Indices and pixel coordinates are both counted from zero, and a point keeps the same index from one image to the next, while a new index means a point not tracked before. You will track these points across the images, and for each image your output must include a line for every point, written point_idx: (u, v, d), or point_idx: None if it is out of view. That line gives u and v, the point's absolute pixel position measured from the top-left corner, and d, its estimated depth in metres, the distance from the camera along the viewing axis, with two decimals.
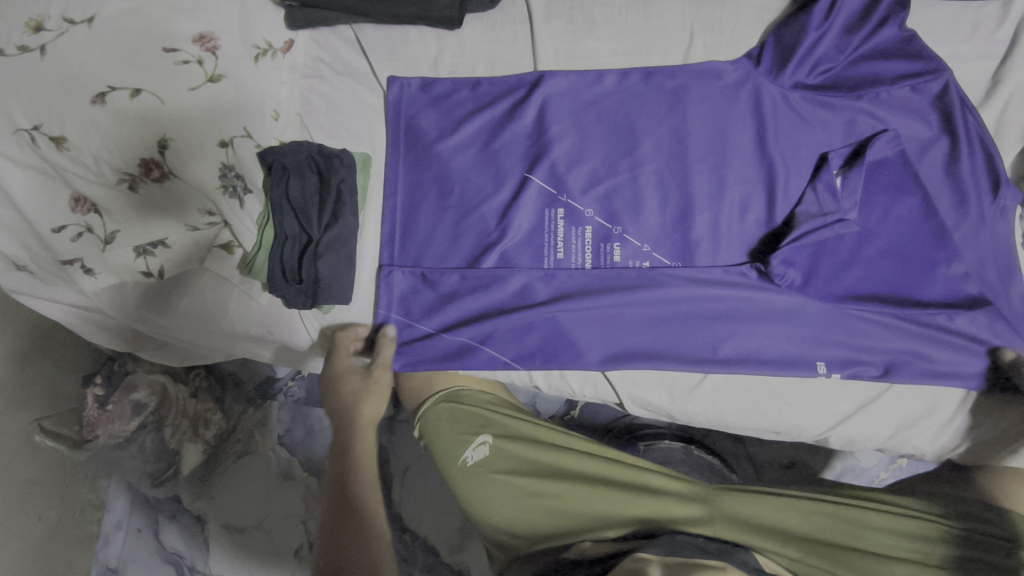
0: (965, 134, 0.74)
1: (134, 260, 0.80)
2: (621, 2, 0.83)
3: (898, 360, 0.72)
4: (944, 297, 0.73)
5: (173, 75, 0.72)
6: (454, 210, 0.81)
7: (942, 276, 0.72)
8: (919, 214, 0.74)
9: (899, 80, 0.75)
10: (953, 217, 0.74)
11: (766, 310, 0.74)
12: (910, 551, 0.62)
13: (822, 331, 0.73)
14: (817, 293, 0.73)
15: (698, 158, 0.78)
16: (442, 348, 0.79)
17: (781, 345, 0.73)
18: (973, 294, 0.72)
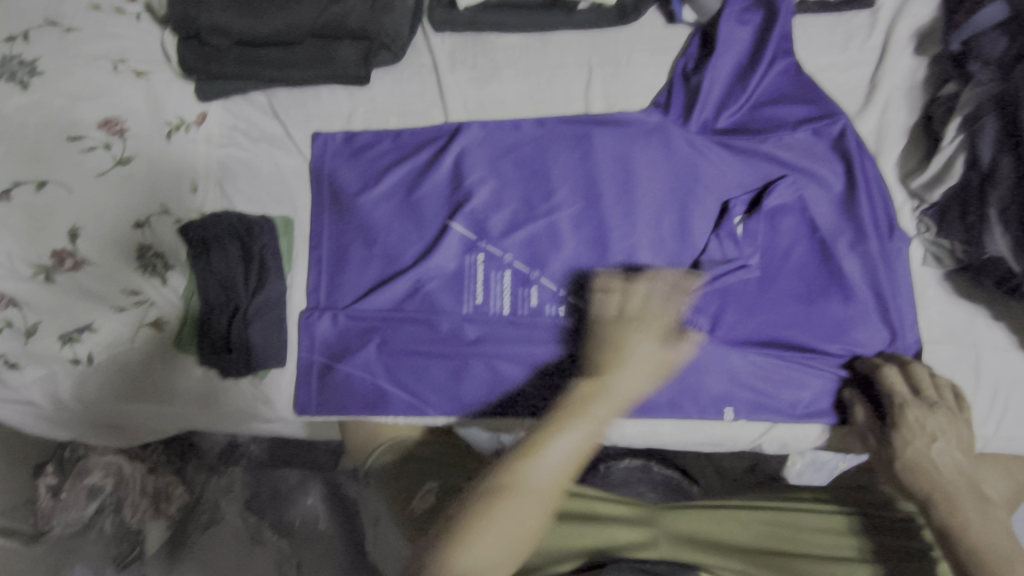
0: (863, 178, 0.74)
1: (60, 349, 0.76)
2: (520, 45, 0.86)
3: (810, 399, 0.72)
4: (845, 337, 0.72)
5: (80, 163, 0.72)
6: (378, 259, 0.82)
7: (846, 322, 0.72)
8: (814, 261, 0.74)
9: (798, 124, 0.76)
10: (851, 258, 0.73)
11: (680, 360, 0.73)
12: (845, 548, 0.66)
13: (734, 375, 0.72)
14: (722, 340, 0.73)
15: (609, 203, 0.79)
16: (364, 394, 0.78)
17: (701, 389, 0.72)
18: (872, 336, 0.72)
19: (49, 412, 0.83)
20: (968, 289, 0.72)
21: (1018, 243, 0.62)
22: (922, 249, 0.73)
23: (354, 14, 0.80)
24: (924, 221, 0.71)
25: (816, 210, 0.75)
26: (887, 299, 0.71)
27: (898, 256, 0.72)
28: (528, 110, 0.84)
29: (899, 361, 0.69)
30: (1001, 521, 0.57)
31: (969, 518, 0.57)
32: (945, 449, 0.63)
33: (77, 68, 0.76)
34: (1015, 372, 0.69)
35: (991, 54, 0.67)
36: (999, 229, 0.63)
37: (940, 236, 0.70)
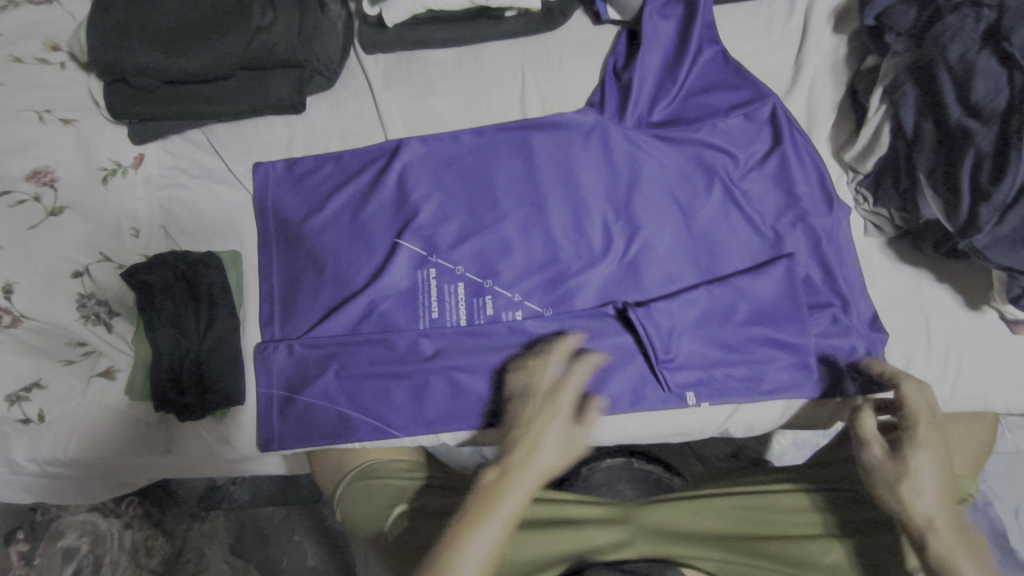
0: (797, 153, 0.74)
1: (8, 410, 0.73)
2: (453, 58, 0.86)
3: (771, 376, 0.71)
4: (793, 305, 0.70)
5: (9, 217, 0.70)
6: (330, 284, 0.81)
7: (792, 291, 0.71)
8: (758, 242, 0.74)
9: (730, 109, 0.77)
10: (791, 232, 0.74)
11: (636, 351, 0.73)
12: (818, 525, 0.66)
13: (685, 355, 0.71)
14: (666, 320, 0.70)
15: (555, 204, 0.79)
16: (327, 420, 0.77)
17: (665, 381, 0.71)
18: (818, 302, 0.72)
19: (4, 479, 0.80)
20: (909, 254, 0.73)
21: (948, 205, 0.62)
22: (863, 219, 0.74)
23: (281, 42, 0.79)
24: (861, 191, 0.73)
25: (753, 193, 0.75)
26: (834, 269, 0.72)
27: (839, 227, 0.73)
28: (465, 120, 0.85)
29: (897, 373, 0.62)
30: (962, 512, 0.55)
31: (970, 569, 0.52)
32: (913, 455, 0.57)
33: (2, 123, 0.74)
34: (964, 329, 0.70)
35: (902, 26, 0.68)
36: (930, 192, 0.64)
37: (877, 206, 0.72)
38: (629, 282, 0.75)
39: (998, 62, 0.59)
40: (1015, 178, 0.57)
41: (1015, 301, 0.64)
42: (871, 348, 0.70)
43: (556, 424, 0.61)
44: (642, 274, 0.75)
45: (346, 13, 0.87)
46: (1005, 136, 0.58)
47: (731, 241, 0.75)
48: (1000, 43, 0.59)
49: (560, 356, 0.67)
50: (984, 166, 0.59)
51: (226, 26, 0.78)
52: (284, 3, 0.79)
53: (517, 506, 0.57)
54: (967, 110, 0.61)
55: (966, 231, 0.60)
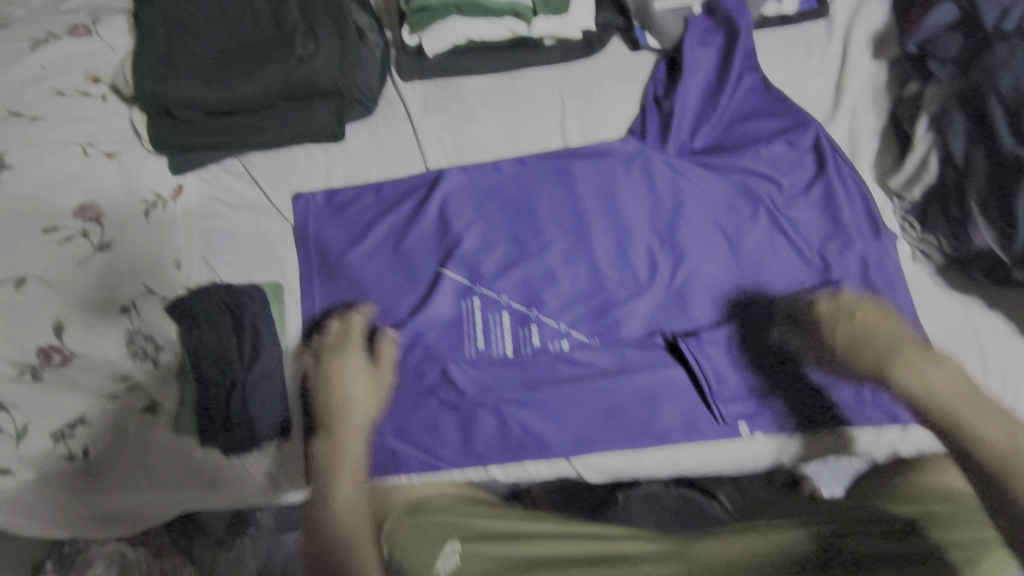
0: (841, 181, 0.75)
1: (53, 447, 0.73)
2: (491, 85, 0.86)
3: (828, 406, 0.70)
4: None
5: (57, 254, 0.70)
6: (374, 313, 0.80)
7: None
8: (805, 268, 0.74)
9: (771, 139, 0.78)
10: (841, 259, 0.73)
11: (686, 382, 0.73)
12: None
13: (738, 388, 0.72)
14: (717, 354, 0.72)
15: (598, 232, 0.79)
16: (373, 456, 0.75)
17: (718, 413, 0.71)
18: None
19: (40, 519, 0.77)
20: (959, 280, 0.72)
21: (1002, 234, 0.63)
22: (911, 247, 0.74)
23: (324, 72, 0.79)
24: (908, 219, 0.73)
25: (799, 220, 0.76)
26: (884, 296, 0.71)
27: (888, 254, 0.72)
28: (505, 148, 0.85)
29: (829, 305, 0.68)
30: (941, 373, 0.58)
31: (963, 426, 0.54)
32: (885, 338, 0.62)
33: (46, 157, 0.74)
34: None
35: (947, 54, 0.69)
36: (983, 220, 0.64)
37: (926, 233, 0.72)
38: (675, 310, 0.76)
39: None
40: None
41: None
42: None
43: (354, 383, 0.70)
44: (689, 303, 0.75)
45: (384, 41, 0.87)
46: None
47: (777, 267, 0.75)
48: None
49: (380, 349, 0.74)
50: None
51: (269, 57, 0.78)
52: (326, 33, 0.80)
53: (349, 485, 0.63)
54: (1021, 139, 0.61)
55: None
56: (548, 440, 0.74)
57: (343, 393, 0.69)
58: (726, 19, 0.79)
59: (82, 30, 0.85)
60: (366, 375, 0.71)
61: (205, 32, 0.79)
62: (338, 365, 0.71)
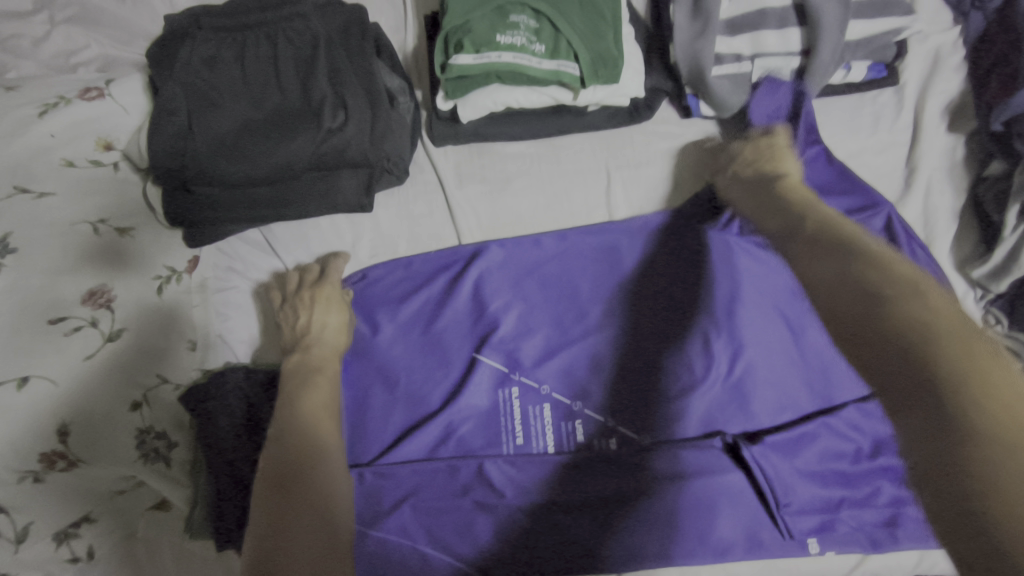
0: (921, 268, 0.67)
1: (56, 551, 0.67)
2: (529, 153, 0.81)
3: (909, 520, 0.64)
4: None
5: (63, 348, 0.64)
6: (401, 401, 0.74)
7: None
8: None
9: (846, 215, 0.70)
10: None
11: (746, 490, 0.66)
12: None
13: (810, 503, 0.64)
14: (786, 471, 0.64)
15: (648, 316, 0.73)
16: (399, 565, 0.67)
17: (786, 528, 0.64)
18: None
19: None
20: None
21: None
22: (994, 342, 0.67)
23: (353, 144, 0.73)
24: (992, 311, 0.67)
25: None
26: None
27: None
28: (545, 221, 0.79)
29: (757, 213, 0.68)
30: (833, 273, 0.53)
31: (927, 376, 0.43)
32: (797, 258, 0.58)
33: (53, 239, 0.68)
34: None
35: None
36: None
37: (1013, 330, 0.65)
38: (738, 405, 0.69)
39: None
40: None
41: None
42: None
43: (333, 309, 0.74)
44: (755, 397, 0.69)
45: (414, 105, 0.81)
46: None
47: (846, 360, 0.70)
48: None
49: (326, 302, 0.74)
50: None
51: (294, 129, 0.72)
52: (355, 102, 0.74)
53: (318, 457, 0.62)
54: None
55: None
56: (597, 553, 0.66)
57: (314, 337, 0.72)
58: (794, 87, 0.74)
59: (94, 91, 0.80)
60: (338, 304, 0.75)
61: (224, 100, 0.73)
62: (306, 297, 0.75)
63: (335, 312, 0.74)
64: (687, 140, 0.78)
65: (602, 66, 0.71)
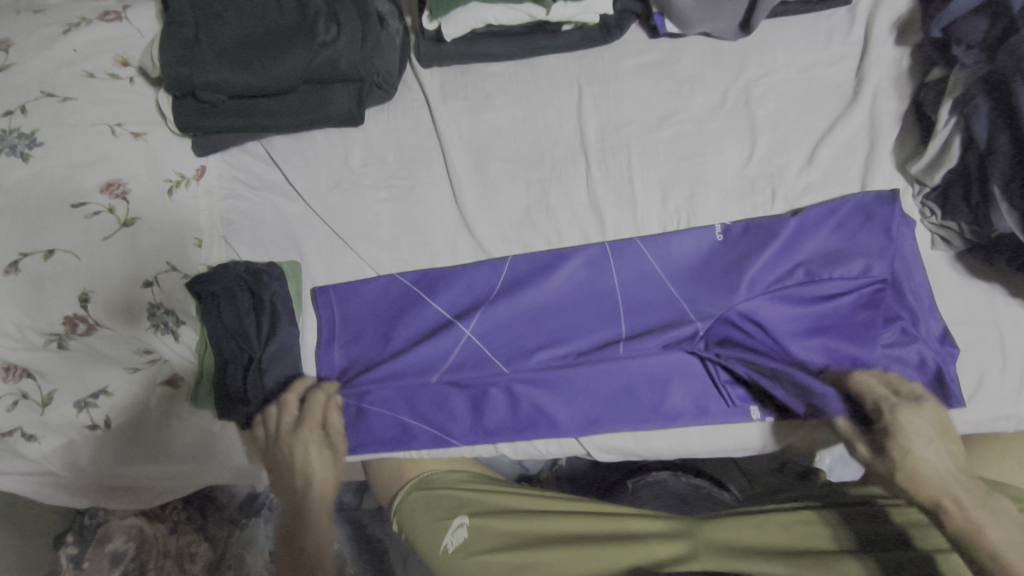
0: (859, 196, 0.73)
1: (77, 416, 0.78)
2: (508, 72, 0.87)
3: None
4: (860, 323, 0.69)
5: (84, 228, 0.72)
6: (385, 287, 0.82)
7: (858, 310, 0.69)
8: (824, 255, 0.72)
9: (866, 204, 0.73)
10: (861, 245, 0.71)
11: (689, 365, 0.74)
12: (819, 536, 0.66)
13: (743, 375, 0.71)
14: (722, 343, 0.72)
15: (614, 217, 0.79)
16: (386, 429, 0.78)
17: (726, 394, 0.72)
18: (891, 315, 0.69)
19: (72, 477, 0.85)
20: (981, 267, 0.71)
21: None
22: (930, 233, 0.73)
23: (344, 57, 0.80)
24: (928, 205, 0.72)
25: (814, 218, 0.73)
26: (902, 282, 0.69)
27: (903, 238, 0.71)
28: (520, 133, 0.85)
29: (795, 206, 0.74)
30: (1007, 512, 0.58)
31: (968, 510, 0.58)
32: (925, 413, 0.64)
33: (76, 136, 0.77)
34: None
35: (972, 38, 0.67)
36: (1006, 203, 0.63)
37: (946, 219, 0.70)
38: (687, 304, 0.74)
39: None
40: None
41: None
42: (942, 362, 0.67)
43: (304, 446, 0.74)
44: (712, 296, 0.73)
45: (404, 28, 0.88)
46: None
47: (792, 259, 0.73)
48: None
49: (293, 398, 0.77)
50: None
51: (292, 42, 0.79)
52: (348, 18, 0.81)
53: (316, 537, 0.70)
54: None
55: None
56: (559, 423, 0.75)
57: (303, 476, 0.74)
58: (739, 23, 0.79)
59: (112, 14, 0.87)
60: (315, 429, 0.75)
61: (228, 14, 0.80)
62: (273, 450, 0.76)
63: (311, 452, 0.74)
64: (651, 58, 0.84)
65: None
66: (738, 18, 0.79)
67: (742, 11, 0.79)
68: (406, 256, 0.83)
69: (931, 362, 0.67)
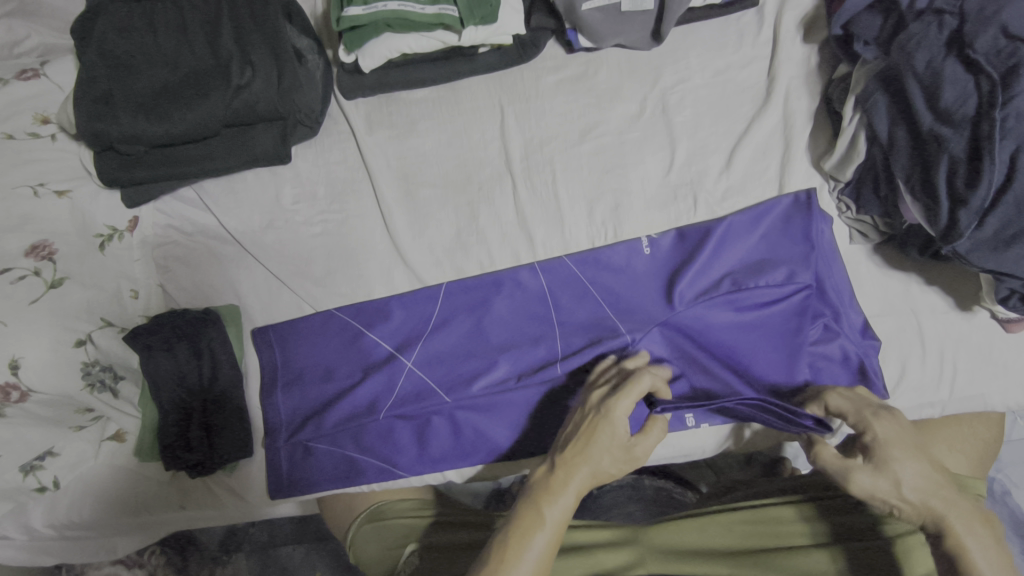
0: (780, 196, 0.75)
1: (23, 480, 0.74)
2: (431, 97, 0.87)
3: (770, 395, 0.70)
4: (787, 325, 0.70)
5: (11, 293, 0.72)
6: (325, 324, 0.82)
7: (786, 313, 0.71)
8: (749, 260, 0.73)
9: (786, 202, 0.74)
10: (783, 248, 0.72)
11: None
12: (765, 536, 0.68)
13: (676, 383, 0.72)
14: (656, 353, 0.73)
15: (542, 236, 0.80)
16: (334, 467, 0.78)
17: None
18: (816, 314, 0.70)
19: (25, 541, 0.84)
20: (897, 259, 0.73)
21: (928, 209, 0.62)
22: (847, 228, 0.74)
23: (262, 99, 0.81)
24: (843, 200, 0.73)
25: (738, 224, 0.75)
26: (825, 281, 0.71)
27: (822, 236, 0.72)
28: (447, 157, 0.85)
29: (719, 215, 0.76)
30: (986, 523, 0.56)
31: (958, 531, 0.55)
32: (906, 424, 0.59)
33: None
34: (956, 331, 0.70)
35: (869, 35, 0.67)
36: (909, 197, 0.64)
37: (860, 213, 0.72)
38: (618, 320, 0.75)
39: (965, 69, 0.59)
40: (990, 183, 0.58)
41: (1004, 301, 0.64)
42: (864, 355, 0.69)
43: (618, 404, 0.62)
44: (639, 309, 0.75)
45: (324, 62, 0.88)
46: (977, 141, 0.58)
47: (720, 269, 0.74)
48: (964, 50, 0.59)
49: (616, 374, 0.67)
50: (959, 171, 0.59)
51: (207, 88, 0.79)
52: (261, 60, 0.81)
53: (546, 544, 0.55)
54: (938, 117, 0.60)
55: (947, 235, 0.61)
56: (503, 444, 0.76)
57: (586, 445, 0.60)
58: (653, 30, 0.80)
59: (30, 72, 0.86)
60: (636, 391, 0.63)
61: (140, 66, 0.80)
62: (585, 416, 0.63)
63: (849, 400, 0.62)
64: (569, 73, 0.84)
65: (478, 5, 0.77)
66: (649, 28, 0.80)
67: (651, 20, 0.79)
68: (344, 289, 0.84)
69: (855, 357, 0.69)
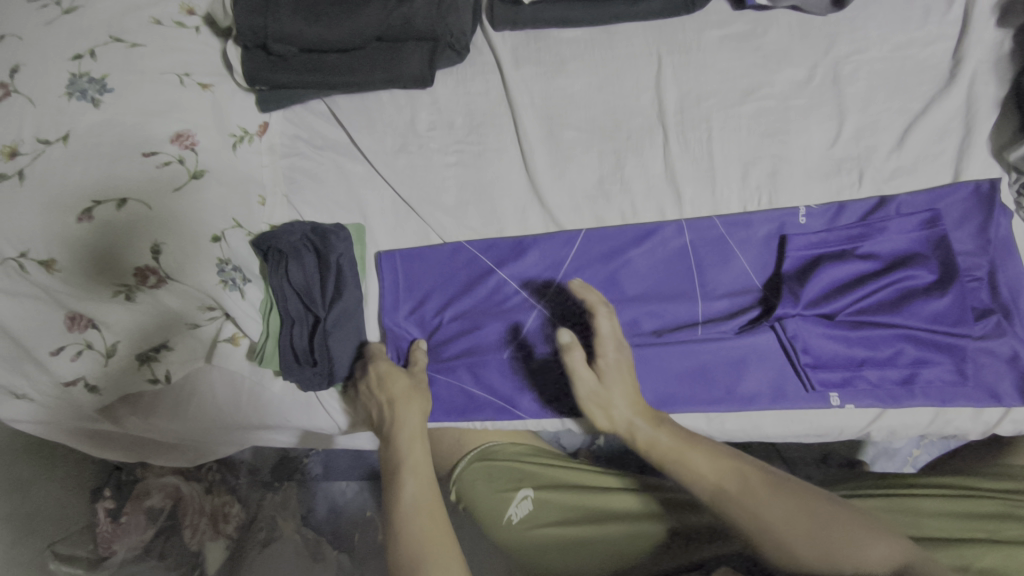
0: (959, 184, 0.72)
1: (139, 370, 0.75)
2: (585, 37, 0.83)
3: (928, 381, 0.69)
4: (957, 318, 0.68)
5: (157, 179, 0.70)
6: (457, 257, 0.81)
7: (957, 305, 0.68)
8: (920, 246, 0.71)
9: (965, 191, 0.72)
10: (959, 238, 0.71)
11: (763, 350, 0.72)
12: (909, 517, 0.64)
13: (827, 363, 0.70)
14: (812, 333, 0.70)
15: (692, 195, 0.77)
16: (460, 399, 0.78)
17: (807, 379, 0.70)
18: (982, 307, 0.70)
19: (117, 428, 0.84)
20: None
21: None
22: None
23: (420, 15, 0.78)
24: None
25: (908, 209, 0.72)
26: (998, 276, 0.71)
27: (998, 230, 0.71)
28: (596, 101, 0.82)
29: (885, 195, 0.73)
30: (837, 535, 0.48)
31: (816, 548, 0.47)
32: (644, 430, 0.61)
33: (145, 83, 0.72)
34: None
35: None
36: None
37: None
38: (769, 292, 0.74)
39: None
40: None
41: None
42: None
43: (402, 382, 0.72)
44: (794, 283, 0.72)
45: None
46: None
47: (884, 253, 0.72)
48: None
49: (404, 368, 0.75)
50: None
51: None
52: None
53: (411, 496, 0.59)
54: None
55: None
56: None
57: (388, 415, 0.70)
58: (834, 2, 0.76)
59: None
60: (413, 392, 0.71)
61: None
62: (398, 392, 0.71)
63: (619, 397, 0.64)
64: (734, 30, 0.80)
65: None
66: None
67: None
68: (475, 223, 0.82)
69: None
